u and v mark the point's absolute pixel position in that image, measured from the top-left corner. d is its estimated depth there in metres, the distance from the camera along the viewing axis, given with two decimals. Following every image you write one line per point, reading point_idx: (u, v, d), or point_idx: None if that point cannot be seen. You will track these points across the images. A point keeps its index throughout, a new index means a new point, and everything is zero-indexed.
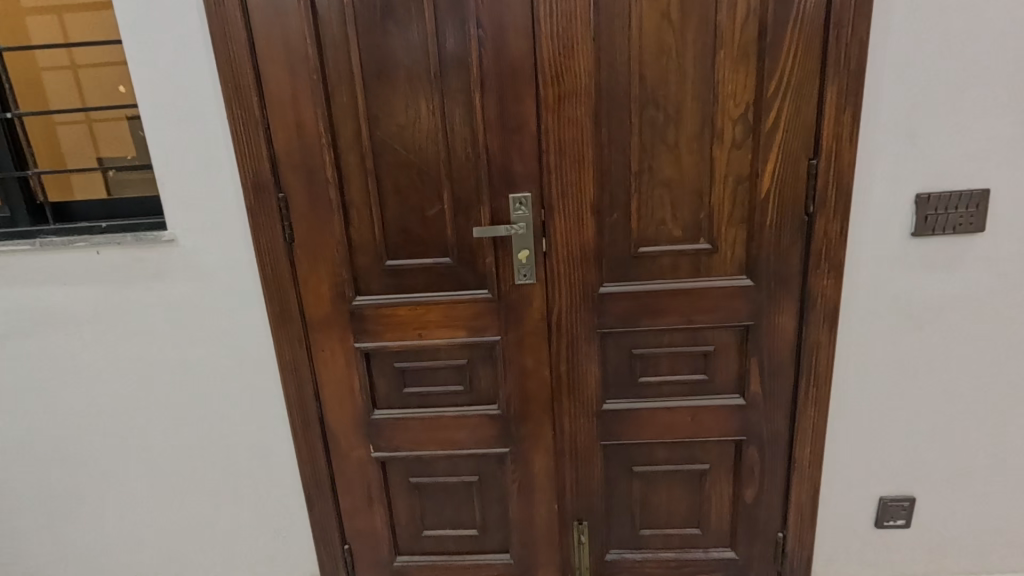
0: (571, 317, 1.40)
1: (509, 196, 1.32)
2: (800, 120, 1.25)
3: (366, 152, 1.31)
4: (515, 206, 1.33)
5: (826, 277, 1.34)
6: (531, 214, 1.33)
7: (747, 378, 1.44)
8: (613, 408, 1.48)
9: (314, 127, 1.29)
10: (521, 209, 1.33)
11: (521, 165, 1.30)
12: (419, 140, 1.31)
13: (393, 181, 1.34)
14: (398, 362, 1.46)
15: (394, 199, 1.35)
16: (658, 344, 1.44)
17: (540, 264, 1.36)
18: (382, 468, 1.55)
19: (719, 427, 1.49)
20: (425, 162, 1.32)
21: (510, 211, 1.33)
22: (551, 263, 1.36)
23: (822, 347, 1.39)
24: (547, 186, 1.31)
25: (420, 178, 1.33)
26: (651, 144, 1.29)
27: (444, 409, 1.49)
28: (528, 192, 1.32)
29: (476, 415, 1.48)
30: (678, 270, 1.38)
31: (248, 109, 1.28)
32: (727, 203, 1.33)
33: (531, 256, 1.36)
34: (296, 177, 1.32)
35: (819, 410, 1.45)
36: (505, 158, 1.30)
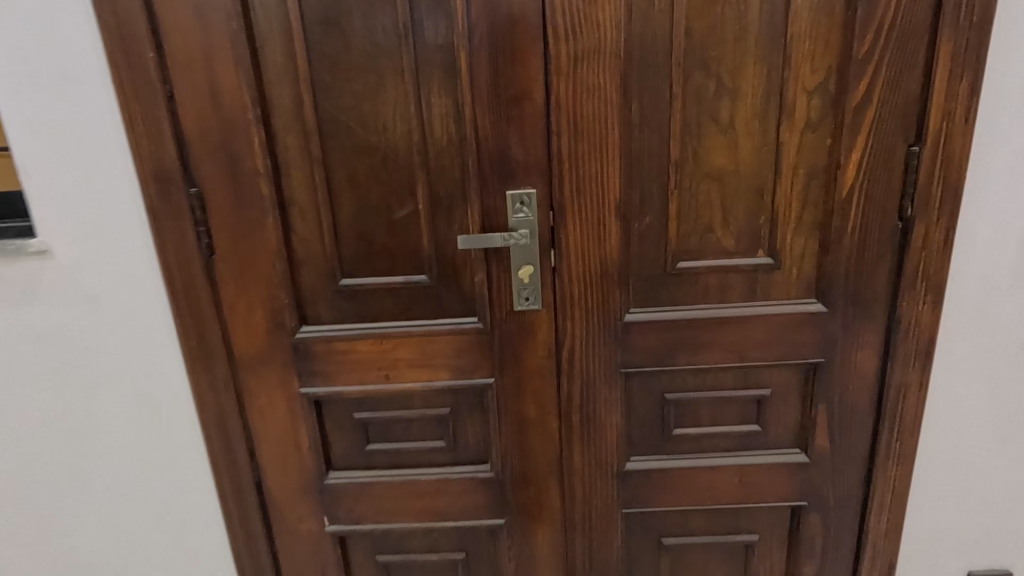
0: (587, 352, 1.07)
1: (505, 192, 0.98)
2: (899, 93, 0.92)
3: (311, 132, 0.96)
4: (514, 207, 0.99)
5: (921, 301, 1.02)
6: (535, 217, 0.99)
7: (811, 429, 1.12)
8: (639, 468, 1.15)
9: (236, 98, 0.93)
10: (522, 210, 0.99)
11: (522, 151, 0.96)
12: (383, 117, 0.96)
13: (349, 172, 0.99)
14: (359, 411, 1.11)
15: (350, 196, 1.00)
16: (697, 387, 1.11)
17: (547, 284, 1.03)
18: (340, 543, 1.20)
19: (772, 490, 1.16)
20: (392, 146, 0.97)
21: (508, 213, 0.99)
22: (561, 283, 1.03)
23: (911, 390, 1.08)
24: (556, 180, 0.98)
25: (386, 168, 0.98)
26: (697, 123, 0.96)
27: (420, 470, 1.15)
28: (532, 188, 0.98)
29: (462, 478, 1.14)
30: (727, 291, 1.05)
31: (142, 69, 0.91)
32: (795, 204, 1.00)
33: (536, 273, 1.02)
34: (214, 166, 0.96)
35: (903, 470, 1.12)
36: (501, 142, 0.96)
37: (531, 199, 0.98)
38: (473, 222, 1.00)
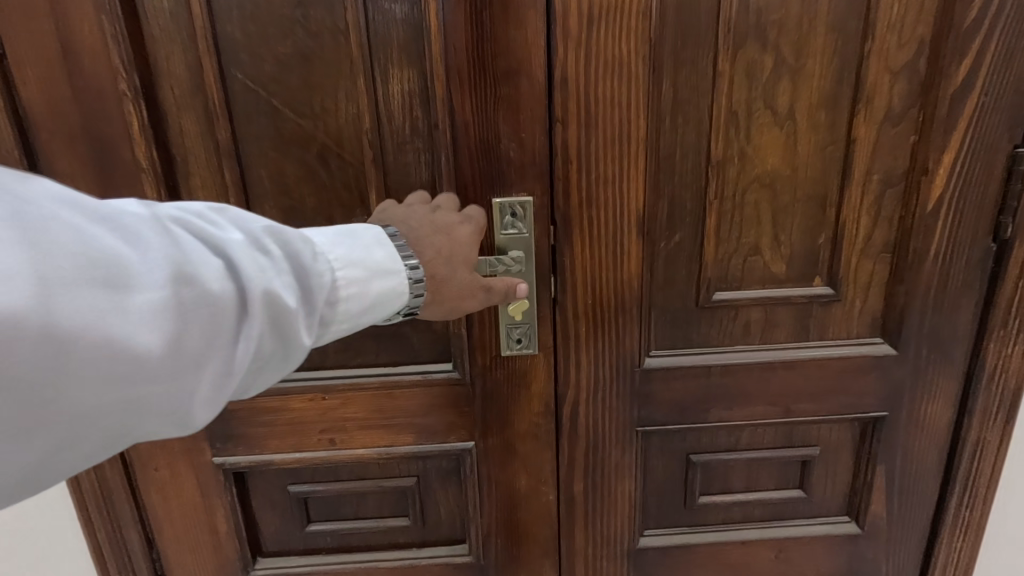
0: (594, 405, 0.83)
1: (492, 200, 0.73)
2: (1009, 77, 0.71)
3: (216, 112, 0.68)
4: (504, 220, 0.73)
5: (1011, 342, 0.81)
6: (532, 236, 0.74)
7: (865, 496, 0.91)
8: (655, 545, 0.92)
9: (105, 61, 0.65)
10: (514, 227, 0.74)
11: (514, 145, 0.71)
12: (321, 93, 0.69)
13: (274, 169, 0.71)
14: (296, 484, 0.87)
15: (277, 203, 0.73)
16: (730, 447, 0.88)
17: (544, 322, 0.78)
18: None
19: (813, 567, 0.95)
20: (333, 135, 0.70)
21: (495, 228, 0.74)
22: (563, 321, 0.79)
23: (991, 450, 0.87)
24: (559, 183, 0.73)
25: (326, 165, 0.72)
26: (746, 111, 0.72)
27: (378, 553, 0.90)
28: (528, 195, 0.73)
29: (431, 564, 0.89)
30: (774, 329, 0.82)
31: None
32: (865, 219, 0.77)
33: (530, 309, 0.77)
34: (77, 158, 0.68)
35: (973, 542, 0.92)
36: (485, 131, 0.70)
37: (526, 210, 0.73)
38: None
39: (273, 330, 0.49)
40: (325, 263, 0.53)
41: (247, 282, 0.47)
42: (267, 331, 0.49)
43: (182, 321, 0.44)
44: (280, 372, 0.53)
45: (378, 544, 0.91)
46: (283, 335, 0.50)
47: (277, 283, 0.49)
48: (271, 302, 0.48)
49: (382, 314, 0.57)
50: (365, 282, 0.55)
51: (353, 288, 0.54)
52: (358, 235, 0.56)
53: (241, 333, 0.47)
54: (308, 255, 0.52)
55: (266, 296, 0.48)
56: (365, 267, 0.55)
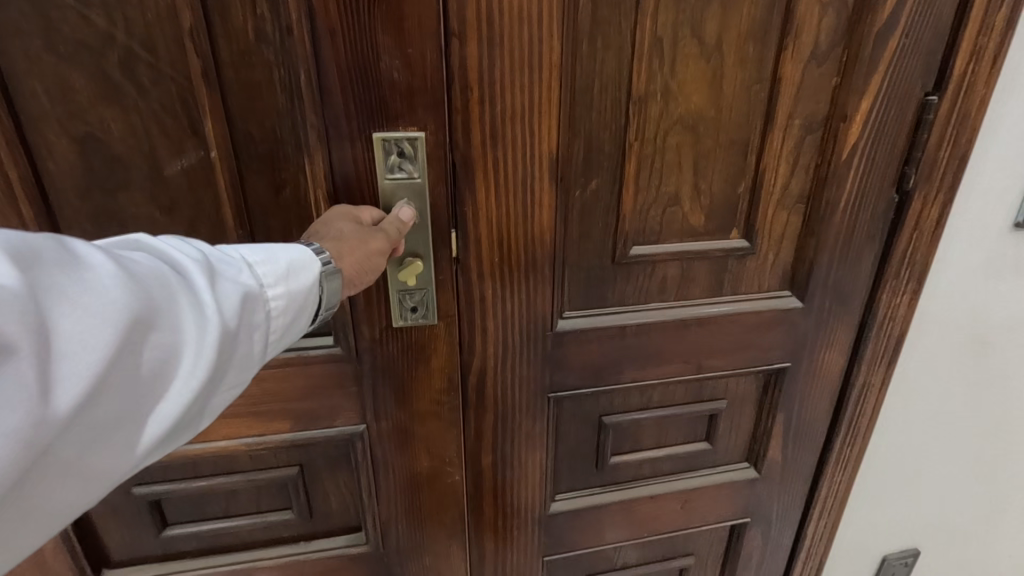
0: (503, 374, 0.75)
1: (374, 135, 0.59)
2: (929, 19, 0.67)
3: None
4: (389, 161, 0.60)
5: (901, 292, 0.83)
6: (422, 179, 0.61)
7: (764, 443, 0.93)
8: (566, 508, 0.89)
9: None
10: (400, 171, 0.60)
11: (398, 64, 0.56)
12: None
13: (52, 80, 0.52)
14: (141, 485, 0.71)
15: (64, 130, 0.54)
16: (642, 406, 0.85)
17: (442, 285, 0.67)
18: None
19: (714, 512, 0.98)
20: (138, 35, 0.52)
21: (377, 173, 0.60)
22: (465, 283, 0.68)
23: (874, 394, 0.91)
24: (455, 116, 0.60)
25: (133, 79, 0.54)
26: (671, 38, 0.63)
27: (258, 551, 0.79)
28: (419, 130, 0.59)
29: (322, 557, 0.80)
30: (690, 285, 0.77)
31: None
32: (784, 167, 0.73)
33: (427, 271, 0.65)
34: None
35: (850, 475, 0.99)
36: (356, 43, 0.55)
37: (415, 148, 0.60)
38: (319, 188, 0.60)
39: (233, 342, 0.42)
40: (249, 265, 0.46)
41: (188, 258, 0.42)
42: (224, 350, 0.42)
43: (134, 346, 0.37)
44: (234, 391, 0.45)
45: (257, 541, 0.79)
46: (248, 313, 0.44)
47: (212, 261, 0.43)
48: (220, 310, 0.41)
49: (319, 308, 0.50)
50: (299, 274, 0.47)
51: (295, 282, 0.47)
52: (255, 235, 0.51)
53: (198, 345, 0.40)
54: (237, 261, 0.45)
55: (212, 304, 0.41)
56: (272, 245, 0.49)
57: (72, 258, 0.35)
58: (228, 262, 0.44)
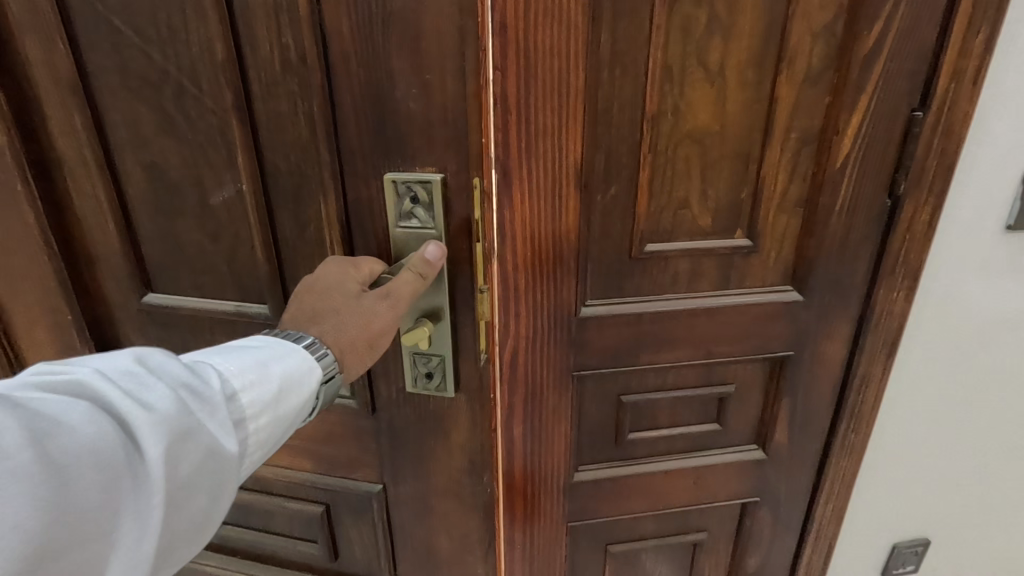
0: (533, 354, 0.87)
1: (389, 176, 0.71)
2: (912, 46, 0.77)
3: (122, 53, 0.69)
4: (403, 206, 0.72)
5: (897, 288, 0.91)
6: (428, 221, 0.72)
7: (771, 426, 1.02)
8: (587, 478, 0.99)
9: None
10: (412, 218, 0.72)
11: (413, 91, 0.67)
12: (210, 33, 0.66)
13: (184, 113, 0.71)
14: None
15: (186, 152, 0.74)
16: (656, 388, 0.95)
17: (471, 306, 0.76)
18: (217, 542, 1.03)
19: (725, 490, 1.07)
20: (233, 77, 0.68)
21: (393, 218, 0.72)
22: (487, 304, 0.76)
23: (874, 383, 0.99)
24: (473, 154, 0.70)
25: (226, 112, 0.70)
26: (680, 67, 0.74)
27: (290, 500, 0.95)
28: (433, 172, 0.70)
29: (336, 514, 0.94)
30: (699, 279, 0.87)
31: None
32: (783, 176, 0.83)
33: (437, 330, 0.76)
34: (45, 91, 0.72)
35: (855, 461, 1.06)
36: (380, 82, 0.67)
37: (424, 191, 0.71)
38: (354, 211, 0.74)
39: (214, 460, 0.52)
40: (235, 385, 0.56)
41: (180, 391, 0.51)
42: (204, 468, 0.52)
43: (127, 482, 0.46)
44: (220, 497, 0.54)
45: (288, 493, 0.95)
46: (227, 433, 0.54)
47: (203, 391, 0.53)
48: (202, 436, 0.51)
49: (314, 405, 0.66)
50: (291, 391, 0.61)
51: (272, 397, 0.58)
52: (249, 344, 0.62)
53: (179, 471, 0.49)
54: (224, 383, 0.55)
55: (196, 433, 0.51)
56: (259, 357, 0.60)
57: (78, 417, 0.45)
58: (216, 387, 0.54)
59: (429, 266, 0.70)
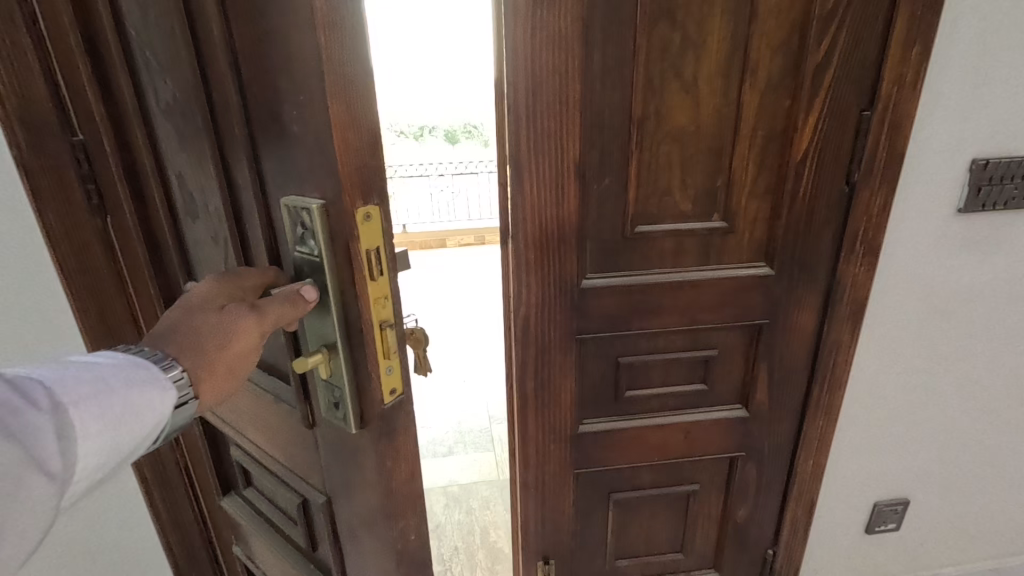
0: (542, 318, 1.04)
1: (286, 198, 0.57)
2: (856, 56, 0.92)
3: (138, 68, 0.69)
4: (298, 232, 0.56)
5: (859, 264, 1.05)
6: (317, 248, 0.55)
7: (751, 386, 1.17)
8: (591, 430, 1.16)
9: (89, 18, 0.74)
10: (306, 242, 0.55)
11: (294, 112, 0.52)
12: None
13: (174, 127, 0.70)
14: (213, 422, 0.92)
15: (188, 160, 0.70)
16: (649, 350, 1.11)
17: (371, 359, 0.57)
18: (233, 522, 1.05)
19: (713, 444, 1.22)
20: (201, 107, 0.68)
21: (291, 241, 0.57)
22: (403, 352, 0.60)
23: (844, 349, 1.13)
24: (345, 185, 0.51)
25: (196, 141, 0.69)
26: (660, 79, 0.91)
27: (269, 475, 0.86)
28: (318, 199, 0.53)
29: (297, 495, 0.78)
30: (682, 255, 1.03)
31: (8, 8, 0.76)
32: (752, 166, 0.98)
33: (338, 370, 0.58)
34: None
35: (830, 420, 1.20)
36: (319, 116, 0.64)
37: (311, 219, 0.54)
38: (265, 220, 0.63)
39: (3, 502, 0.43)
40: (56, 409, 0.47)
41: None
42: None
43: None
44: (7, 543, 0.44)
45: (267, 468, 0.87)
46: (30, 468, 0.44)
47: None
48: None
49: (162, 432, 0.55)
50: (133, 408, 0.51)
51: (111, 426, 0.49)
52: (74, 366, 0.50)
53: None
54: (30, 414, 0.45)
55: None
56: (97, 380, 0.50)
57: None
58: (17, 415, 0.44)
59: (302, 308, 0.55)
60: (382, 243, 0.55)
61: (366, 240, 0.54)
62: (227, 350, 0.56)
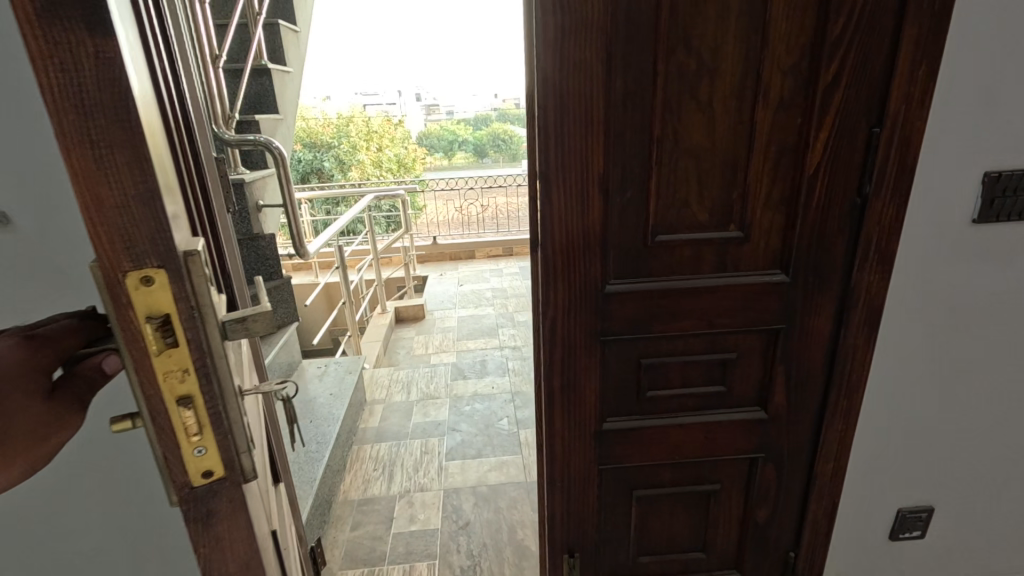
0: (568, 320, 1.12)
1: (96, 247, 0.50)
2: (865, 77, 0.98)
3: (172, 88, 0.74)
4: None
5: (872, 271, 1.10)
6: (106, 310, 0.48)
7: (769, 389, 1.22)
8: (614, 428, 1.23)
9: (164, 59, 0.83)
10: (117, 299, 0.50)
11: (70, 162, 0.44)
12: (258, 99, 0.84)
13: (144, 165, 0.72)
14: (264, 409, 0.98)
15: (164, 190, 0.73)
16: (669, 352, 1.18)
17: (167, 438, 0.50)
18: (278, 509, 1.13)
19: (732, 445, 1.27)
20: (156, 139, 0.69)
21: None
22: (212, 431, 0.51)
23: (861, 353, 1.17)
24: (90, 237, 0.43)
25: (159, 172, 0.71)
26: (678, 101, 0.99)
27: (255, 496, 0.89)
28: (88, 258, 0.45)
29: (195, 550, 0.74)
30: (700, 263, 1.11)
31: None
32: (765, 181, 1.05)
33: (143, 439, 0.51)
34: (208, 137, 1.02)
35: (849, 423, 1.24)
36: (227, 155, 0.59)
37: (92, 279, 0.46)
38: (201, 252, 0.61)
39: None
40: None
41: None
42: None
43: None
44: None
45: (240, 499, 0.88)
46: None
47: None
48: None
49: None
50: None
51: None
52: None
53: None
54: None
55: None
56: None
57: None
58: None
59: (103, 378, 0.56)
60: (172, 311, 0.46)
61: (146, 308, 0.46)
62: (14, 432, 0.50)
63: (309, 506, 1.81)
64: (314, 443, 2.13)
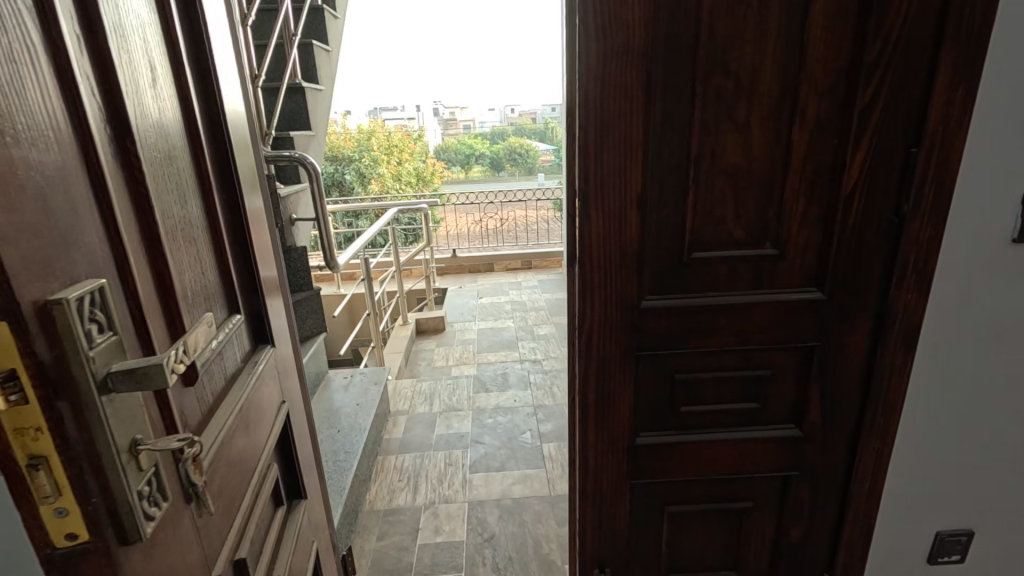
0: (604, 335, 1.14)
1: None
2: (902, 99, 0.99)
3: (175, 99, 0.72)
4: None
5: (910, 290, 1.10)
6: None
7: (804, 406, 1.22)
8: (646, 443, 1.24)
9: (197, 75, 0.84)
10: None
11: None
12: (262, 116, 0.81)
13: None
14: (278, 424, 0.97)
15: None
16: (703, 368, 1.19)
17: (19, 497, 0.44)
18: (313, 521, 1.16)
19: (766, 462, 1.26)
20: None
21: None
22: (77, 493, 0.46)
23: (898, 372, 1.17)
24: None
25: None
26: (715, 122, 1.02)
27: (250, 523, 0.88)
28: None
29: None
30: (736, 280, 1.12)
31: None
32: (801, 200, 1.07)
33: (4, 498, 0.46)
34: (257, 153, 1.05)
35: (886, 443, 1.22)
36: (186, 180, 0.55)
37: None
38: (136, 276, 0.57)
39: None
40: None
41: None
42: None
43: None
44: None
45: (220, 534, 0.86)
46: None
47: None
48: None
49: None
50: None
51: None
52: None
53: None
54: None
55: None
56: None
57: None
58: None
59: None
60: (19, 365, 0.41)
61: None
62: None
63: (338, 515, 1.84)
64: (342, 452, 2.16)
